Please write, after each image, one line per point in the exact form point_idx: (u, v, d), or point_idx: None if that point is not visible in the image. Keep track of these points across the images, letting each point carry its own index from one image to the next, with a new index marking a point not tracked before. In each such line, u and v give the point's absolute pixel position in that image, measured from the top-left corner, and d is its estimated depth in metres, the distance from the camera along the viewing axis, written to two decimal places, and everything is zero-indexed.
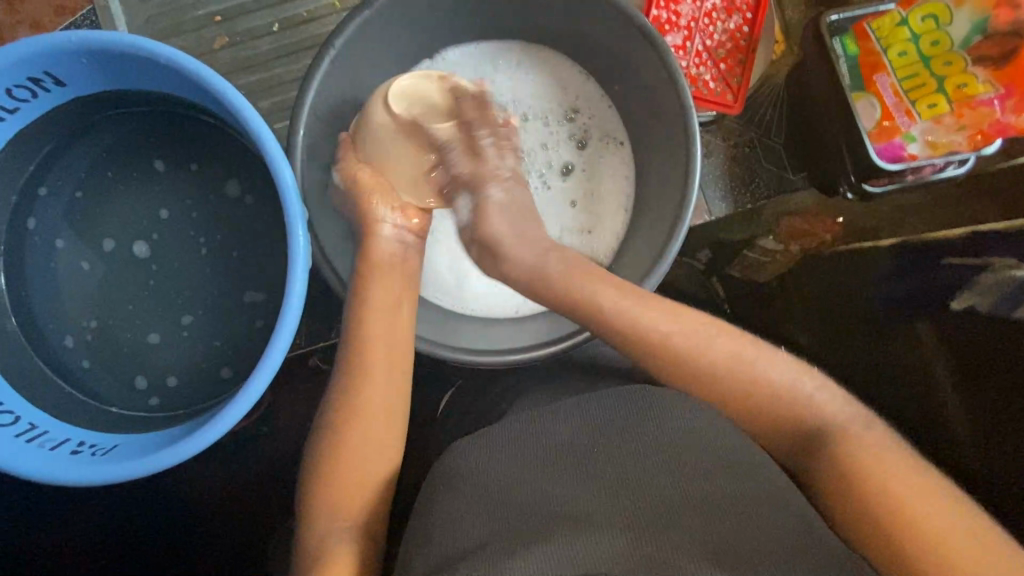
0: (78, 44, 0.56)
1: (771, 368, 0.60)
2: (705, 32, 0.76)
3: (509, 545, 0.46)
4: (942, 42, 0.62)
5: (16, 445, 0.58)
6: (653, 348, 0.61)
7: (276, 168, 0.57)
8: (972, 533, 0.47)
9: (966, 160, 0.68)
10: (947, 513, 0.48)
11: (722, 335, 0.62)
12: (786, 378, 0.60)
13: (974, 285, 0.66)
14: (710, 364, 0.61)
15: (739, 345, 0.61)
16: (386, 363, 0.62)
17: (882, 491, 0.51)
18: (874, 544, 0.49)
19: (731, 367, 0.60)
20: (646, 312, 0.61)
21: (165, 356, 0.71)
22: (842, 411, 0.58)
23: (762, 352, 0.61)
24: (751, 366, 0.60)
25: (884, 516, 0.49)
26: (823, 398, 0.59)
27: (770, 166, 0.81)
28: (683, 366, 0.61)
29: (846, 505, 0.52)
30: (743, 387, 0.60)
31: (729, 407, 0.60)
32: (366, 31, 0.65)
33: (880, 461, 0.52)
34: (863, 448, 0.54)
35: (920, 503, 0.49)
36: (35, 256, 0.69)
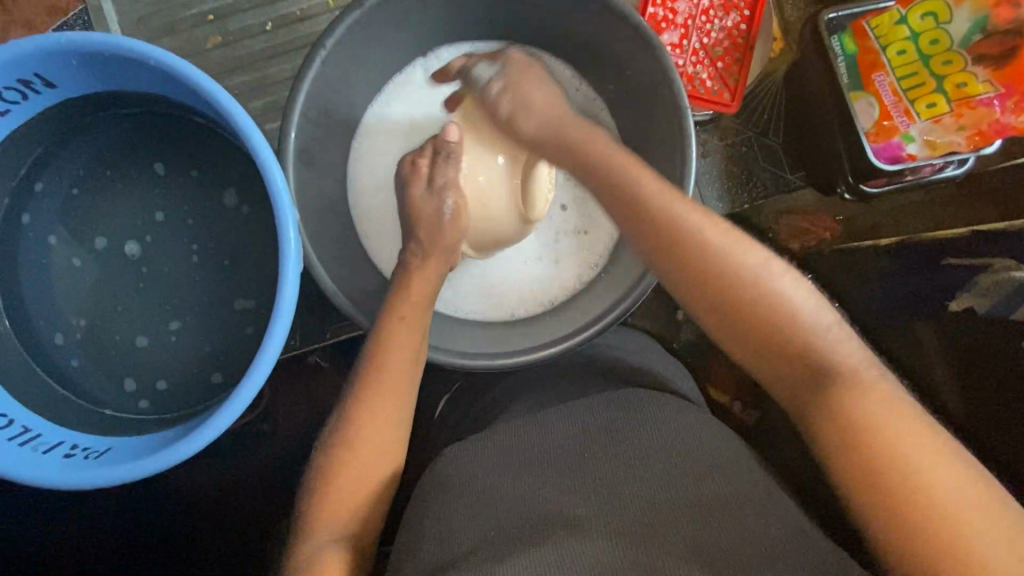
0: (66, 46, 0.55)
1: (782, 288, 0.51)
2: (703, 29, 0.75)
3: (499, 550, 0.46)
4: (940, 40, 0.61)
5: (8, 450, 0.58)
6: (665, 245, 0.54)
7: (267, 172, 0.56)
8: (975, 504, 0.40)
9: (964, 162, 0.68)
10: (954, 484, 0.41)
11: (730, 250, 0.53)
12: (798, 304, 0.51)
13: (974, 286, 0.65)
14: (705, 277, 0.52)
15: (747, 261, 0.52)
16: (403, 371, 0.61)
17: (887, 450, 0.43)
18: (862, 495, 0.44)
19: (732, 275, 0.51)
20: (653, 204, 0.56)
21: (159, 357, 0.71)
22: (856, 351, 0.49)
23: (769, 270, 0.52)
24: (755, 283, 0.51)
25: (885, 474, 0.43)
26: (837, 333, 0.50)
27: (767, 165, 0.80)
28: (683, 260, 0.53)
29: (840, 450, 0.45)
30: (738, 309, 0.51)
31: (711, 324, 0.53)
32: (358, 31, 0.65)
33: (891, 414, 0.45)
34: (868, 395, 0.46)
35: (923, 467, 0.42)
36: (28, 258, 0.69)
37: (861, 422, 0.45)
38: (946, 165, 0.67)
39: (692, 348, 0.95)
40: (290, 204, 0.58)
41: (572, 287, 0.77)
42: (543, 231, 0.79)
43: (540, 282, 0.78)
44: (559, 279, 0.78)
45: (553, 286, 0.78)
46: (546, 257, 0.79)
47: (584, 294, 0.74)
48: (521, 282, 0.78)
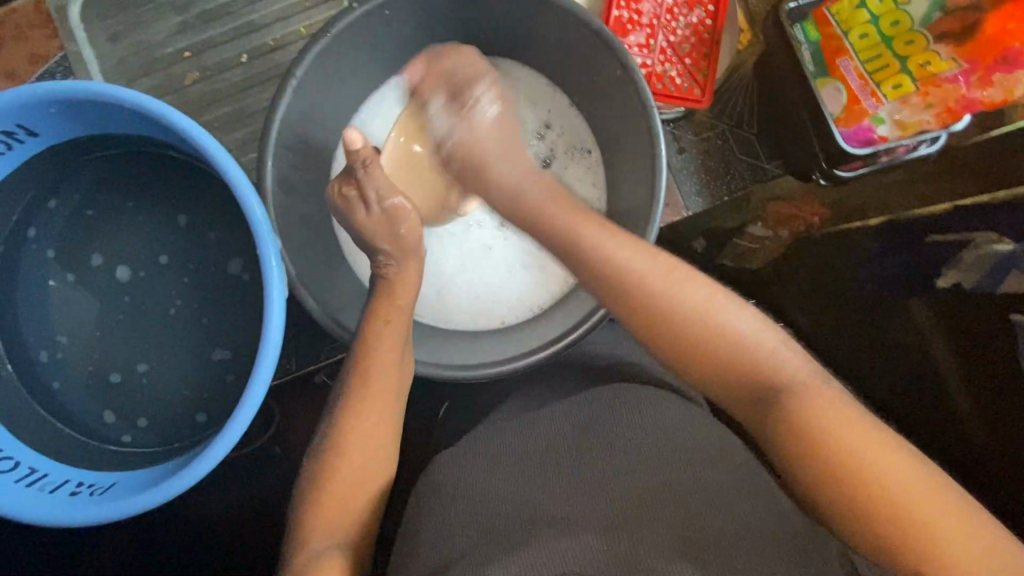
0: (44, 96, 0.57)
1: (724, 312, 0.54)
2: (668, 28, 0.76)
3: (489, 552, 0.46)
4: (902, 21, 0.61)
5: (15, 490, 0.59)
6: (633, 304, 0.56)
7: (246, 202, 0.57)
8: (936, 501, 0.43)
9: (937, 138, 0.67)
10: (893, 467, 0.44)
11: (686, 278, 0.56)
12: (746, 328, 0.53)
13: (958, 261, 0.67)
14: (654, 306, 0.55)
15: (690, 291, 0.55)
16: (388, 384, 0.62)
17: (830, 443, 0.46)
18: (822, 485, 0.46)
19: (679, 312, 0.54)
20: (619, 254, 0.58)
21: (161, 391, 0.73)
22: (800, 361, 0.52)
23: (719, 300, 0.55)
24: (696, 307, 0.54)
25: (830, 461, 0.46)
26: (778, 348, 0.52)
27: (744, 156, 0.80)
28: (643, 310, 0.56)
29: (807, 464, 0.47)
30: (686, 328, 0.54)
31: (678, 355, 0.54)
32: (327, 59, 0.66)
33: (837, 415, 0.47)
34: (819, 411, 0.48)
35: (885, 475, 0.44)
36: (25, 299, 0.71)
37: (814, 422, 0.47)
38: (919, 144, 0.67)
39: None
40: (271, 233, 0.59)
41: (560, 289, 0.77)
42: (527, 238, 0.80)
43: (527, 288, 0.78)
44: (547, 284, 0.78)
45: (540, 291, 0.78)
46: (530, 263, 0.79)
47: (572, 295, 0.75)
48: (508, 289, 0.78)
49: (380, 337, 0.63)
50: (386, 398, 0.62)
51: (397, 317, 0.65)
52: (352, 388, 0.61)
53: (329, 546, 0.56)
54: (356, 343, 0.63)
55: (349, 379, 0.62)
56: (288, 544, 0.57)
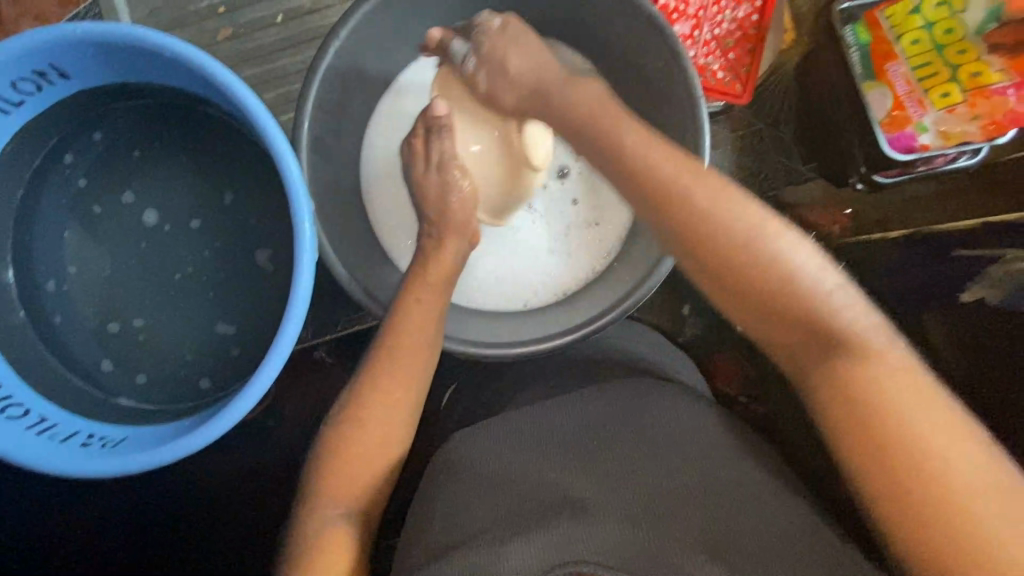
0: (80, 36, 0.55)
1: (784, 247, 0.49)
2: (714, 20, 0.75)
3: (508, 531, 0.46)
4: (955, 29, 0.62)
5: (26, 437, 0.59)
6: (678, 228, 0.52)
7: (283, 160, 0.56)
8: (986, 482, 0.41)
9: (978, 151, 0.67)
10: (949, 440, 0.42)
11: (730, 209, 0.50)
12: (804, 265, 0.48)
13: (983, 277, 0.67)
14: (709, 244, 0.50)
15: (751, 219, 0.49)
16: (410, 359, 0.61)
17: (893, 417, 0.43)
18: (864, 460, 0.44)
19: (728, 242, 0.49)
20: (670, 173, 0.53)
21: (172, 349, 0.71)
22: (864, 313, 0.47)
23: (775, 230, 0.49)
24: (755, 237, 0.49)
25: (885, 442, 0.43)
26: (845, 296, 0.48)
27: (778, 157, 0.80)
28: (678, 222, 0.51)
29: (845, 429, 0.45)
30: (741, 282, 0.49)
31: (723, 288, 0.50)
32: (369, 24, 0.65)
33: (900, 386, 0.44)
34: (876, 372, 0.45)
35: (939, 451, 0.42)
36: (41, 245, 0.69)
37: (863, 390, 0.45)
38: (959, 155, 0.67)
39: (700, 340, 0.93)
40: (306, 195, 0.58)
41: (586, 276, 0.77)
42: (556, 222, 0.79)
43: (553, 271, 0.78)
44: (574, 270, 0.77)
45: (566, 276, 0.77)
46: (558, 248, 0.78)
47: (600, 281, 0.75)
48: (533, 273, 0.78)
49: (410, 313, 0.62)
50: (411, 376, 0.61)
51: (428, 295, 0.64)
52: (375, 362, 0.61)
53: (343, 512, 0.56)
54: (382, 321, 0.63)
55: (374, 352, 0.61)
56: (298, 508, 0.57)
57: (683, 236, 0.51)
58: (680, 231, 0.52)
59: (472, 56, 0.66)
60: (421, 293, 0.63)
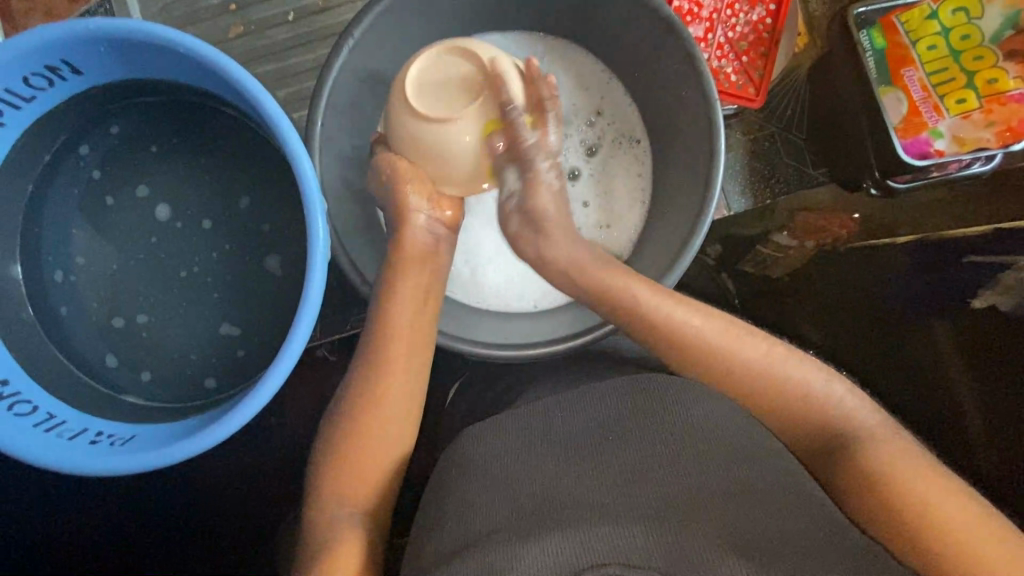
0: (95, 32, 0.55)
1: (794, 373, 0.61)
2: (727, 23, 0.75)
3: (522, 532, 0.46)
4: (972, 36, 0.65)
5: (33, 434, 0.58)
6: (691, 347, 0.62)
7: (297, 159, 0.56)
8: (984, 533, 0.48)
9: (992, 158, 0.66)
10: (946, 500, 0.50)
11: (743, 334, 0.63)
12: (812, 382, 0.60)
13: (997, 283, 0.68)
14: (726, 371, 0.61)
15: (762, 348, 0.62)
16: (406, 354, 0.61)
17: (893, 477, 0.52)
18: (893, 535, 0.50)
19: (746, 367, 0.61)
20: (681, 313, 0.63)
21: (180, 347, 0.71)
22: (868, 412, 0.59)
23: (784, 354, 0.62)
24: (772, 368, 0.61)
25: (903, 509, 0.50)
26: (851, 402, 0.60)
27: (790, 161, 0.80)
28: (706, 365, 0.62)
29: (863, 500, 0.53)
30: (765, 398, 0.61)
31: (755, 403, 0.61)
32: (383, 23, 0.65)
33: (901, 457, 0.54)
34: (878, 448, 0.55)
35: (939, 507, 0.50)
36: (50, 242, 0.69)
37: (870, 464, 0.54)
38: (972, 162, 0.65)
39: None
40: (319, 194, 0.58)
41: None
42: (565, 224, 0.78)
43: None
44: None
45: None
46: None
47: None
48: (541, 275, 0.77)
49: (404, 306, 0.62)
50: (409, 374, 0.61)
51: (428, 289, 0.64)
52: (374, 360, 0.61)
53: (339, 510, 0.55)
54: (373, 318, 0.62)
55: (372, 351, 0.61)
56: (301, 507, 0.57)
57: (706, 368, 0.62)
58: (691, 352, 0.62)
59: (552, 168, 0.69)
60: (411, 291, 0.63)
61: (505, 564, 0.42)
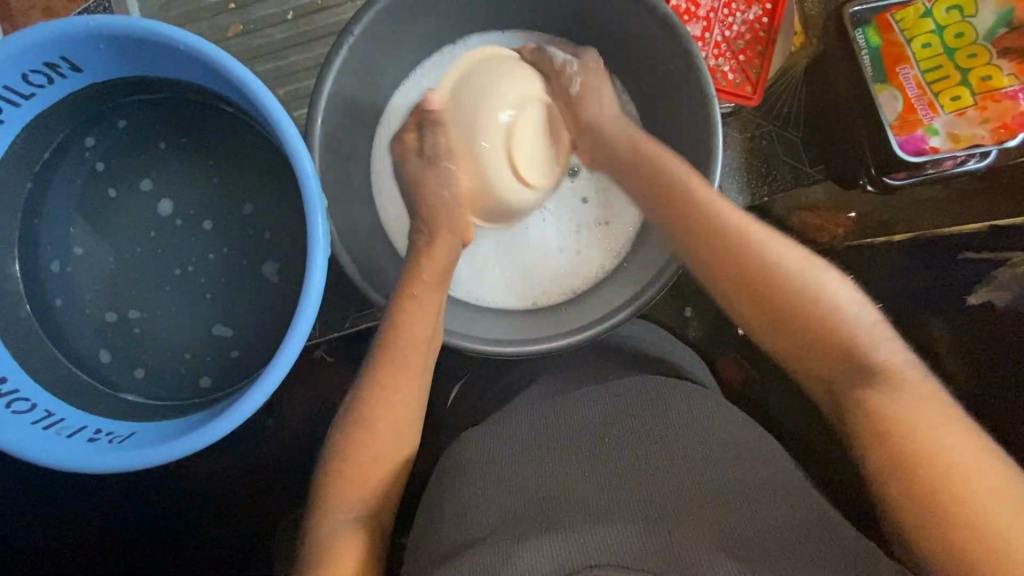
0: (94, 29, 0.55)
1: (831, 289, 0.55)
2: (724, 22, 0.76)
3: (520, 532, 0.45)
4: (966, 33, 0.65)
5: (31, 431, 0.58)
6: (729, 249, 0.59)
7: (296, 156, 0.56)
8: (996, 490, 0.44)
9: (987, 155, 0.67)
10: (967, 453, 0.45)
11: (776, 244, 0.58)
12: (842, 302, 0.55)
13: (991, 280, 0.68)
14: (751, 271, 0.58)
15: (797, 260, 0.57)
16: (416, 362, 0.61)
17: (908, 426, 0.47)
18: (892, 479, 0.47)
19: (771, 274, 0.56)
20: (717, 217, 0.60)
21: (179, 345, 0.71)
22: (897, 350, 0.53)
23: (817, 262, 0.58)
24: (807, 283, 0.56)
25: (906, 449, 0.47)
26: (880, 333, 0.53)
27: (787, 159, 0.81)
28: (734, 275, 0.58)
29: (870, 441, 0.49)
30: (791, 305, 0.55)
31: (776, 320, 0.56)
32: (383, 21, 0.65)
33: (922, 405, 0.48)
34: (898, 393, 0.49)
35: (955, 460, 0.45)
36: (48, 239, 0.69)
37: (887, 409, 0.49)
38: (967, 159, 0.67)
39: (706, 340, 0.93)
40: (318, 192, 0.58)
41: (595, 276, 0.77)
42: (565, 221, 0.79)
43: (562, 270, 0.77)
44: (583, 270, 0.77)
45: (575, 275, 0.77)
46: (567, 247, 0.78)
47: (610, 280, 0.74)
48: (542, 272, 0.78)
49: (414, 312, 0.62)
50: (414, 379, 0.61)
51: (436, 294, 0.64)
52: (379, 362, 0.61)
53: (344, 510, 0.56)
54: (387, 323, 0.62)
55: (377, 353, 0.62)
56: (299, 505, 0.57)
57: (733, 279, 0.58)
58: (722, 267, 0.59)
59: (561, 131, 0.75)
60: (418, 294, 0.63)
61: (504, 562, 0.42)
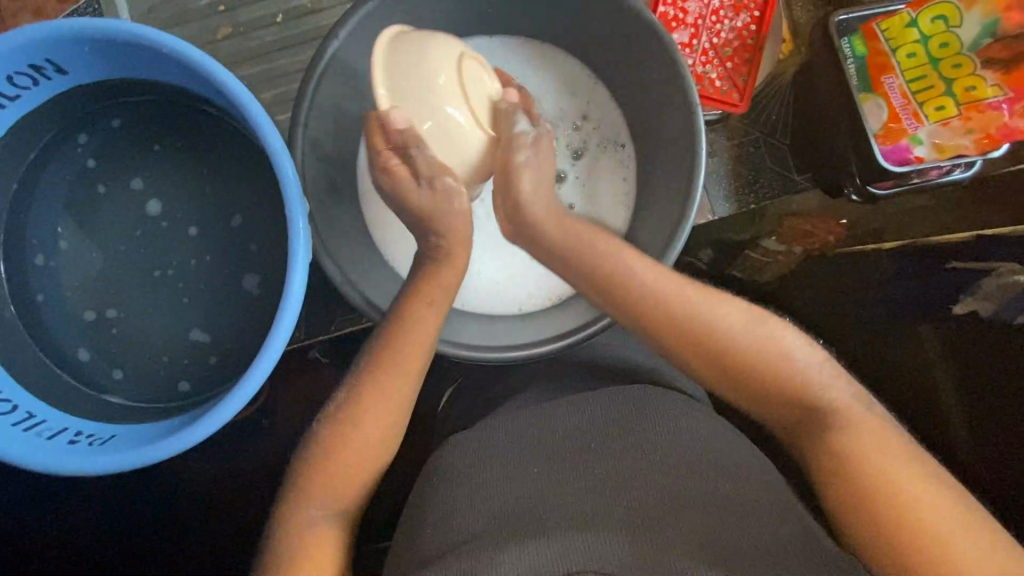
0: (76, 32, 0.55)
1: (773, 336, 0.56)
2: (712, 30, 0.76)
3: (499, 539, 0.45)
4: (951, 44, 0.63)
5: (11, 433, 0.58)
6: (667, 322, 0.58)
7: (278, 161, 0.56)
8: (964, 530, 0.45)
9: (972, 164, 0.69)
10: (930, 496, 0.46)
11: (717, 303, 0.58)
12: (789, 348, 0.56)
13: (979, 290, 0.72)
14: (698, 333, 0.57)
15: (736, 314, 0.57)
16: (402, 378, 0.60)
17: (871, 476, 0.48)
18: (870, 538, 0.47)
19: (717, 336, 0.56)
20: (660, 286, 0.58)
21: (163, 347, 0.71)
22: (845, 387, 0.54)
23: (755, 315, 0.58)
24: (766, 344, 0.56)
25: (880, 505, 0.46)
26: (824, 373, 0.55)
27: (774, 166, 0.80)
28: (680, 338, 0.58)
29: (840, 497, 0.49)
30: (747, 373, 0.56)
31: (732, 380, 0.57)
32: (368, 25, 0.65)
33: (879, 448, 0.49)
34: (855, 438, 0.50)
35: (921, 509, 0.45)
36: (33, 240, 0.69)
37: (848, 459, 0.49)
38: (953, 168, 0.69)
39: None
40: (300, 198, 0.58)
41: (578, 283, 0.76)
42: None
43: (547, 276, 0.77)
44: (567, 276, 0.77)
45: (559, 282, 0.77)
46: None
47: None
48: (527, 279, 0.78)
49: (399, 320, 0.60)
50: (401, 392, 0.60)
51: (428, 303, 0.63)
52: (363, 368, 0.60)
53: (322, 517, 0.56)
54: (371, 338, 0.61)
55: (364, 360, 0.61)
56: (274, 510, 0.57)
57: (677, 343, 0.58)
58: (664, 329, 0.58)
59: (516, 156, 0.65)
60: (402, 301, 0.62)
61: (482, 568, 0.42)
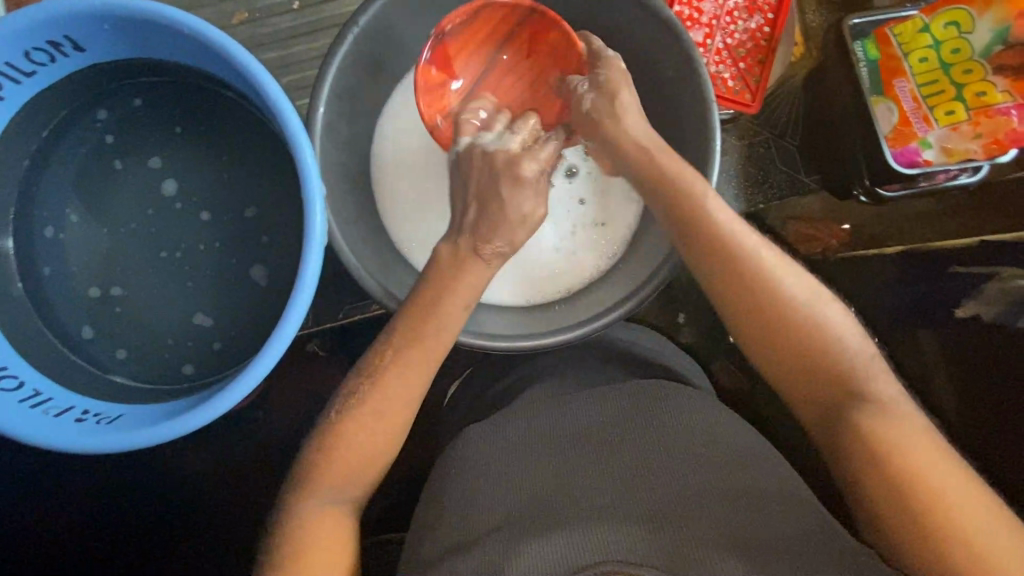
0: (98, 8, 0.55)
1: (834, 316, 0.56)
2: (727, 30, 0.77)
3: (520, 532, 0.46)
4: (962, 49, 0.65)
5: (17, 409, 0.58)
6: (728, 280, 0.57)
7: (296, 143, 0.56)
8: (991, 531, 0.45)
9: (979, 169, 0.70)
10: (961, 493, 0.46)
11: (783, 271, 0.57)
12: (846, 334, 0.55)
13: (982, 293, 0.68)
14: (763, 297, 0.56)
15: (803, 288, 0.56)
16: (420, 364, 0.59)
17: (906, 461, 0.48)
18: (894, 514, 0.47)
19: (780, 302, 0.55)
20: (733, 239, 0.58)
21: (170, 329, 0.71)
22: (890, 384, 0.54)
23: (820, 296, 0.57)
24: (824, 324, 0.55)
25: (907, 484, 0.47)
26: (875, 365, 0.54)
27: (783, 168, 0.83)
28: (738, 295, 0.57)
29: (866, 471, 0.49)
30: (801, 346, 0.55)
31: (778, 352, 0.56)
32: (389, 13, 0.65)
33: (916, 440, 0.49)
34: (894, 426, 0.50)
35: (950, 501, 0.46)
36: (43, 216, 0.69)
37: (883, 441, 0.49)
38: (960, 173, 0.70)
39: (700, 344, 0.93)
40: (319, 183, 0.58)
41: (588, 276, 0.77)
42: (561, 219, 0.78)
43: (557, 269, 0.78)
44: (577, 270, 0.77)
45: (570, 275, 0.77)
46: (562, 245, 0.78)
47: (606, 280, 0.75)
48: (537, 270, 0.78)
49: (420, 306, 0.60)
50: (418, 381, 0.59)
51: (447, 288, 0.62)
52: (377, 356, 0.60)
53: (334, 501, 0.56)
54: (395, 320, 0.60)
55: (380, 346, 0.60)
56: (285, 495, 0.57)
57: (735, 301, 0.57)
58: (722, 286, 0.58)
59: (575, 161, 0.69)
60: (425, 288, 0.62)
61: (508, 561, 0.42)
